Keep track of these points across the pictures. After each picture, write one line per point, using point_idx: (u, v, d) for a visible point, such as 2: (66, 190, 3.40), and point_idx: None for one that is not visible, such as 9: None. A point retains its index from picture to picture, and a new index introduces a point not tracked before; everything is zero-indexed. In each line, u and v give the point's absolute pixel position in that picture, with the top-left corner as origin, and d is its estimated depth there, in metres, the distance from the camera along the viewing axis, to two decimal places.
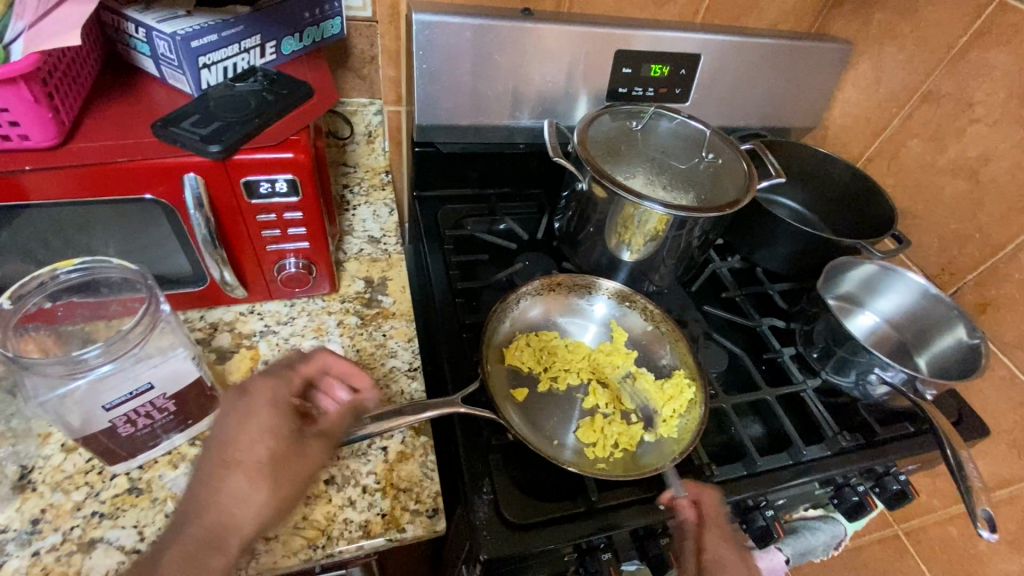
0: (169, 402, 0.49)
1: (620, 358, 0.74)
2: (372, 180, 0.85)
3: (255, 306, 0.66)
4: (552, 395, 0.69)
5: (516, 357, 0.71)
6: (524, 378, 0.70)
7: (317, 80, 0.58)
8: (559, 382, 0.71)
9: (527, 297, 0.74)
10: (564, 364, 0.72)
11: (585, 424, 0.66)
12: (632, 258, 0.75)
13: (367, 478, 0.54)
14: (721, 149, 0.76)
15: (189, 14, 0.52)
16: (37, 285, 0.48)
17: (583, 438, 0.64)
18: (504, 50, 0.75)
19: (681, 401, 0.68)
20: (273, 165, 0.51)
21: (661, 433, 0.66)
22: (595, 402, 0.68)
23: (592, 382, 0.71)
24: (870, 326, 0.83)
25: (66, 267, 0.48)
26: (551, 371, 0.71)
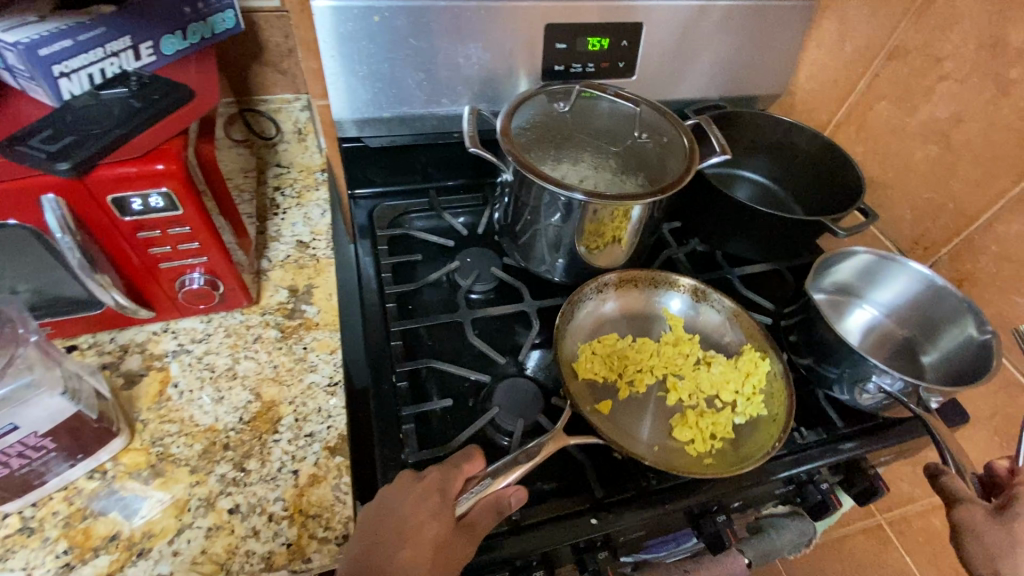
0: (45, 440, 0.46)
1: (687, 346, 0.69)
2: (306, 180, 0.79)
3: (169, 325, 0.63)
4: (634, 400, 0.65)
5: (588, 370, 0.65)
6: (603, 390, 0.65)
7: (200, 82, 0.54)
8: (637, 385, 0.66)
9: (581, 303, 0.69)
10: (637, 365, 0.67)
11: (680, 424, 0.62)
12: (589, 254, 0.68)
13: (274, 505, 0.51)
14: (660, 125, 0.70)
15: (41, 20, 0.49)
16: None
17: (681, 437, 0.61)
18: (420, 33, 0.69)
19: (760, 376, 0.65)
20: (142, 179, 0.47)
21: (749, 414, 0.64)
22: (678, 398, 0.65)
23: (669, 378, 0.67)
24: (869, 322, 0.74)
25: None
26: (626, 376, 0.66)
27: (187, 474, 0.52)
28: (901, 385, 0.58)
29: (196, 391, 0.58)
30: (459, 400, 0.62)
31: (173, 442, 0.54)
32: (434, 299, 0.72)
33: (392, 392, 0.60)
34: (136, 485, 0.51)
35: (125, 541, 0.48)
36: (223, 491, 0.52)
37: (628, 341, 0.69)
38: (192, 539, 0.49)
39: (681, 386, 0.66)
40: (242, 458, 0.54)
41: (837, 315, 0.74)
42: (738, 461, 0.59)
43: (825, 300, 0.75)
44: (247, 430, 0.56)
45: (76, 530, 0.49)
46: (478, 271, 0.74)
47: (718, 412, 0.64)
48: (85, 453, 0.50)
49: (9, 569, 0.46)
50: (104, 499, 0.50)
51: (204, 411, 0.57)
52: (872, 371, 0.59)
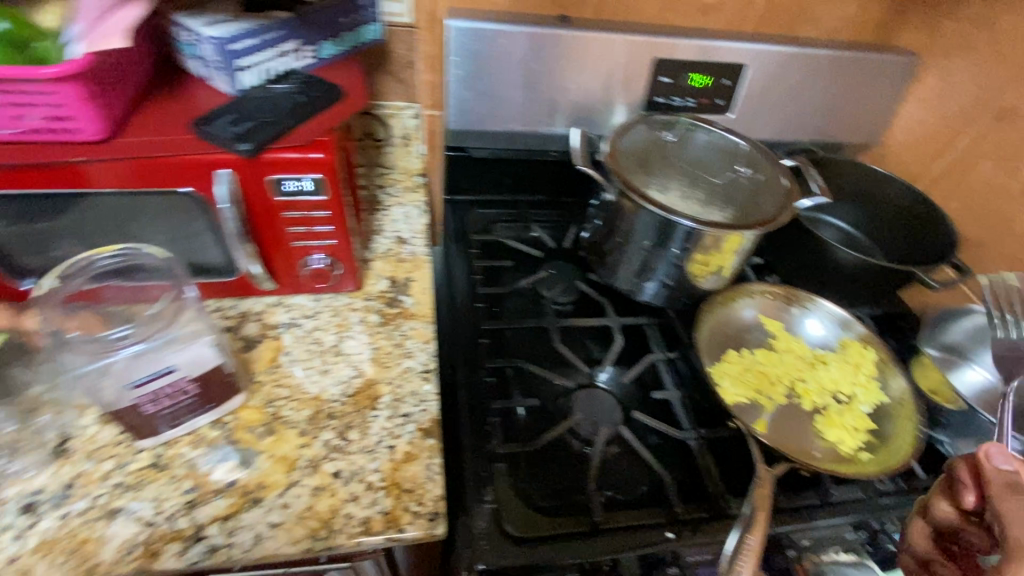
0: (193, 385, 0.51)
1: (796, 348, 0.71)
2: (406, 182, 0.86)
3: (284, 299, 0.68)
4: (778, 414, 0.65)
5: (731, 392, 0.65)
6: (749, 410, 0.64)
7: (350, 85, 0.60)
8: (774, 397, 0.66)
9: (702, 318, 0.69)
10: (771, 379, 0.67)
11: (825, 427, 0.64)
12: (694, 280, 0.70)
13: (372, 476, 0.55)
14: (758, 163, 0.73)
15: (233, 18, 0.55)
16: (80, 268, 0.52)
17: (829, 438, 0.63)
18: (539, 58, 0.74)
19: (870, 365, 0.68)
20: (301, 165, 0.52)
21: (876, 400, 0.66)
22: (812, 402, 0.66)
23: (797, 386, 0.67)
24: (981, 383, 0.70)
25: (105, 253, 0.52)
26: (765, 394, 0.66)
27: (296, 435, 0.57)
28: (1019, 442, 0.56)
29: (305, 362, 0.63)
30: (542, 403, 0.65)
31: (285, 405, 0.59)
32: (518, 307, 0.74)
33: (481, 386, 0.63)
34: (252, 439, 0.56)
35: (240, 488, 0.53)
36: (327, 455, 0.56)
37: (750, 355, 0.69)
38: (300, 495, 0.53)
39: (811, 391, 0.67)
40: (344, 428, 0.58)
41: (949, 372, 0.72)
42: (895, 448, 0.61)
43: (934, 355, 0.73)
44: (349, 403, 0.60)
45: (199, 472, 0.53)
46: (561, 282, 0.77)
47: (850, 408, 0.66)
48: (215, 403, 0.55)
49: (142, 499, 0.51)
50: (223, 448, 0.55)
51: (312, 380, 0.62)
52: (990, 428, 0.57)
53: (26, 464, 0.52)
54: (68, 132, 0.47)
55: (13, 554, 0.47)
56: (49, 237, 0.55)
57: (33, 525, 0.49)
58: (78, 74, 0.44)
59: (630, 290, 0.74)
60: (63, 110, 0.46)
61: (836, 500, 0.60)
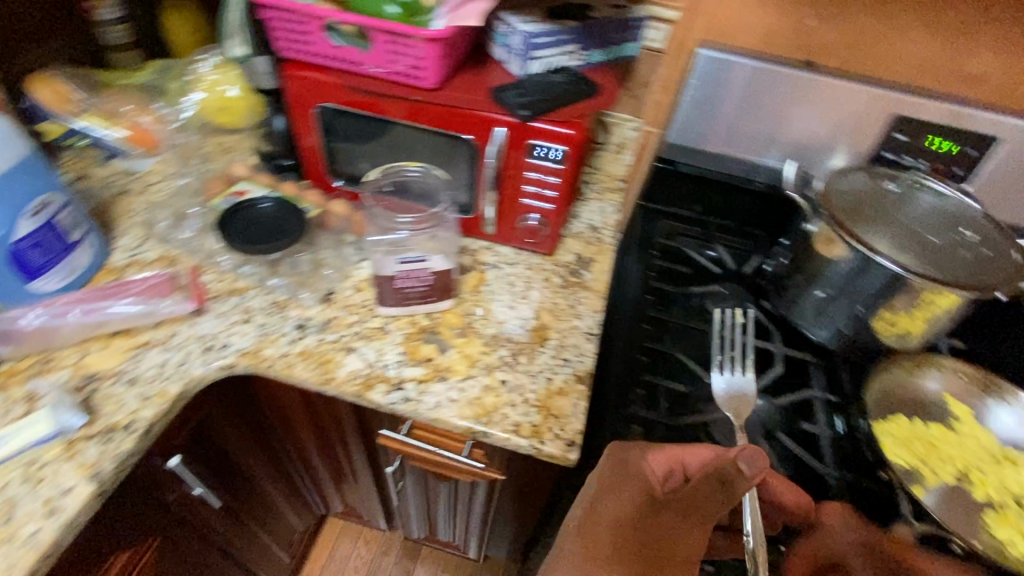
0: (430, 278, 0.69)
1: (983, 440, 0.65)
2: (608, 184, 0.97)
3: (493, 246, 0.83)
4: (939, 491, 0.61)
5: (893, 453, 0.62)
6: (907, 475, 0.62)
7: (606, 86, 0.73)
8: (940, 475, 0.62)
9: (885, 374, 0.68)
10: (939, 455, 0.63)
11: (996, 524, 0.58)
12: (885, 336, 0.69)
13: (530, 394, 0.66)
14: (988, 232, 0.68)
15: (538, 21, 0.70)
16: (395, 170, 0.76)
17: (997, 538, 0.58)
18: (776, 95, 0.80)
19: None
20: (555, 137, 0.66)
21: None
22: (987, 495, 0.61)
23: (973, 473, 0.62)
24: None
25: (413, 167, 0.74)
26: (930, 464, 0.62)
27: (482, 344, 0.70)
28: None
29: (499, 295, 0.77)
30: (687, 392, 0.69)
31: (477, 320, 0.73)
32: (683, 313, 0.78)
33: (637, 361, 0.71)
34: (449, 336, 0.71)
35: (434, 365, 0.67)
36: (500, 366, 0.68)
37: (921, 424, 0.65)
38: (473, 385, 0.65)
39: (988, 483, 0.62)
40: (517, 351, 0.70)
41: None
42: None
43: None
44: (526, 336, 0.72)
45: (410, 344, 0.69)
46: (732, 301, 0.80)
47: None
48: (433, 298, 0.71)
49: (369, 347, 0.68)
50: (429, 333, 0.70)
51: (501, 309, 0.75)
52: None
53: (305, 298, 0.71)
54: (412, 79, 0.65)
55: (288, 350, 0.66)
56: (360, 155, 0.76)
57: (300, 337, 0.68)
58: (439, 39, 0.61)
59: (803, 325, 0.74)
60: (421, 63, 0.63)
61: None
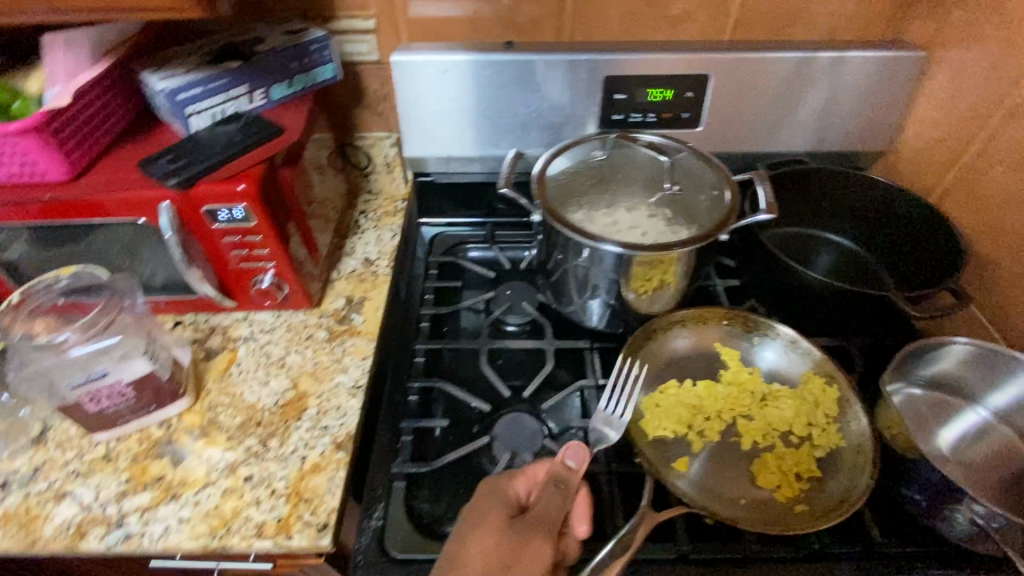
0: (129, 389, 0.59)
1: (748, 382, 0.65)
2: (387, 208, 0.90)
3: (249, 315, 0.75)
4: (708, 453, 0.60)
5: (656, 427, 0.61)
6: (674, 447, 0.60)
7: (293, 122, 0.67)
8: (708, 434, 0.61)
9: (642, 345, 0.68)
10: (704, 414, 0.62)
11: (758, 471, 0.58)
12: (640, 301, 0.67)
13: (278, 482, 0.59)
14: (697, 175, 0.70)
15: (185, 71, 0.63)
16: (44, 286, 0.63)
17: (762, 485, 0.57)
18: (485, 87, 0.77)
19: (829, 402, 0.62)
20: (226, 197, 0.59)
21: (831, 447, 0.59)
22: (753, 442, 0.60)
23: (739, 421, 0.61)
24: (974, 424, 0.63)
25: (65, 274, 0.63)
26: (696, 428, 0.61)
27: (226, 439, 0.63)
28: (1005, 523, 0.47)
29: (252, 372, 0.69)
30: (461, 415, 0.66)
31: (223, 411, 0.65)
32: (467, 321, 0.78)
33: (404, 404, 0.65)
34: (188, 440, 0.63)
35: (166, 483, 0.59)
36: (245, 460, 0.61)
37: (684, 388, 0.64)
38: (211, 494, 0.58)
39: (754, 428, 0.61)
40: (267, 436, 0.63)
41: (927, 425, 0.63)
42: (830, 504, 0.55)
43: (921, 395, 0.65)
44: (279, 413, 0.65)
45: (139, 465, 0.61)
46: (512, 303, 0.77)
47: (796, 450, 0.60)
48: (156, 406, 0.62)
49: (88, 485, 0.59)
50: (164, 445, 0.62)
51: (252, 390, 0.67)
52: (965, 494, 0.49)
53: (10, 448, 0.62)
54: (40, 175, 0.58)
55: None
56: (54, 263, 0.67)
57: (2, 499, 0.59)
58: (31, 128, 0.54)
59: (572, 312, 0.71)
60: (31, 158, 0.56)
61: (760, 555, 0.52)
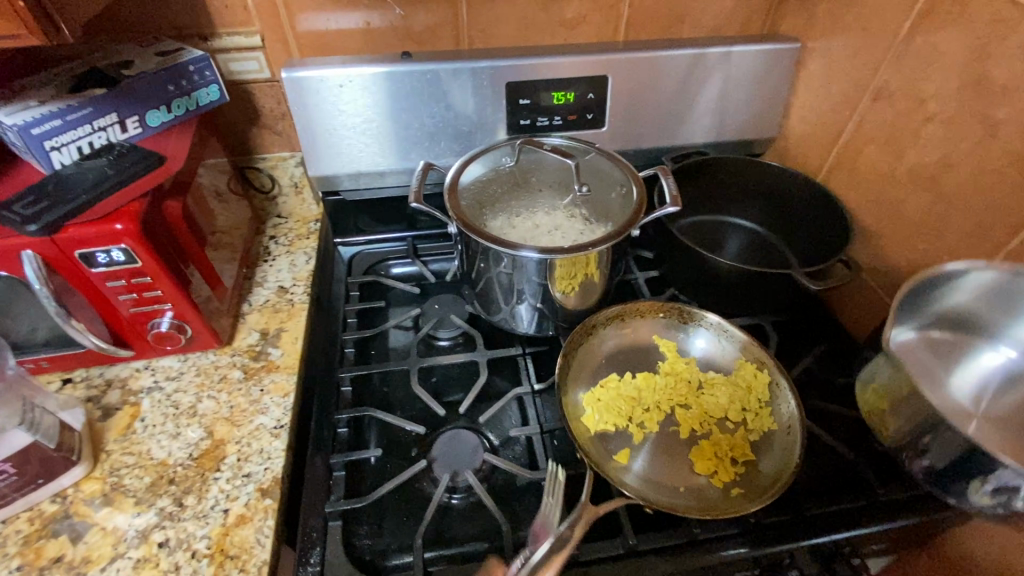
0: (6, 465, 0.52)
1: (685, 372, 0.68)
2: (299, 231, 0.85)
3: (150, 362, 0.69)
4: (649, 443, 0.63)
5: (597, 422, 0.63)
6: (615, 440, 0.63)
7: (176, 151, 0.62)
8: (648, 426, 0.64)
9: (580, 344, 0.69)
10: (643, 405, 0.65)
11: (696, 459, 0.61)
12: (563, 301, 0.67)
13: (199, 542, 0.54)
14: (604, 173, 0.71)
15: (39, 103, 0.56)
16: None
17: (701, 472, 0.60)
18: (386, 100, 0.75)
19: (762, 388, 0.65)
20: (102, 238, 0.53)
21: (763, 430, 0.63)
22: (690, 431, 0.63)
23: (676, 410, 0.65)
24: (996, 364, 0.59)
25: None
26: (637, 419, 0.64)
27: (133, 504, 0.57)
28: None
29: (159, 425, 0.63)
30: (396, 439, 0.64)
31: (127, 473, 0.59)
32: (396, 341, 0.75)
33: (332, 437, 0.62)
34: (89, 512, 0.56)
35: (65, 564, 0.52)
36: (159, 524, 0.55)
37: (625, 379, 0.67)
38: (121, 569, 0.52)
39: (690, 417, 0.64)
40: (182, 493, 0.58)
41: (934, 367, 0.61)
42: (763, 485, 0.58)
43: (929, 339, 0.62)
44: (193, 466, 0.60)
45: (29, 549, 0.53)
46: (441, 317, 0.75)
47: (732, 435, 0.63)
48: (44, 479, 0.55)
49: None
50: (59, 522, 0.55)
51: (161, 445, 0.62)
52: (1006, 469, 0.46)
53: None
54: None
55: None
56: None
57: None
58: None
59: (499, 319, 0.71)
60: None
61: (701, 537, 0.54)
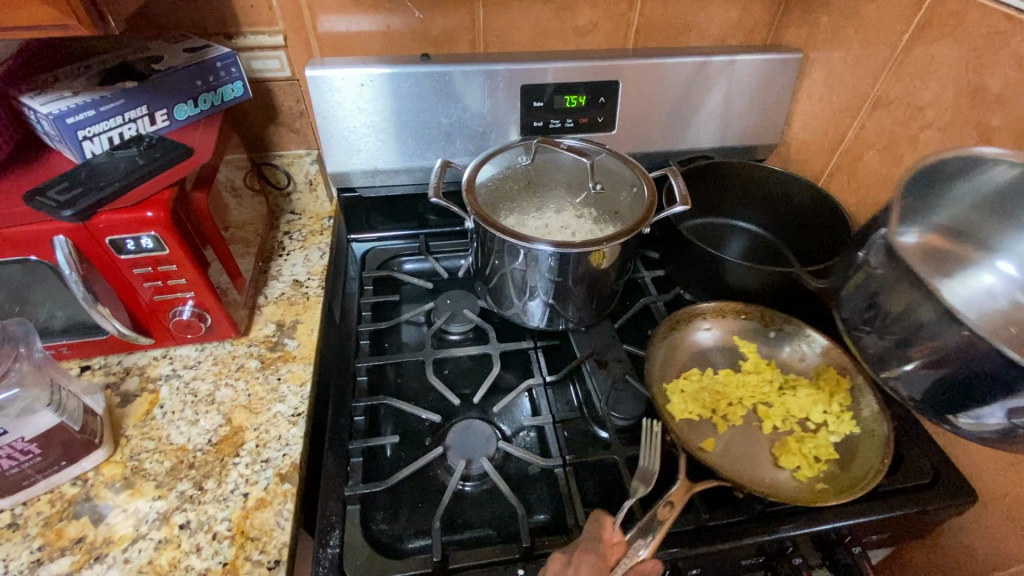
0: (33, 445, 0.53)
1: (767, 372, 0.71)
2: (313, 226, 0.87)
3: (169, 351, 0.70)
4: (731, 434, 0.65)
5: (682, 408, 0.66)
6: (699, 426, 0.65)
7: (203, 144, 0.64)
8: (731, 419, 0.66)
9: (662, 338, 0.72)
10: (728, 400, 0.68)
11: (781, 453, 0.63)
12: (575, 296, 0.69)
13: (220, 525, 0.55)
14: (615, 173, 0.74)
15: (74, 94, 0.58)
16: None
17: (785, 465, 0.62)
18: (404, 99, 0.77)
19: (844, 394, 0.67)
20: (134, 225, 0.55)
21: (846, 432, 0.64)
22: (774, 426, 0.66)
23: (759, 407, 0.67)
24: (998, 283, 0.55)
25: None
26: (720, 411, 0.66)
27: (153, 487, 0.58)
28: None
29: (178, 411, 0.64)
30: (412, 427, 0.65)
31: (147, 458, 0.60)
32: (409, 335, 0.77)
33: (348, 424, 0.64)
34: (110, 495, 0.57)
35: (87, 544, 0.53)
36: (180, 506, 0.56)
37: (710, 375, 0.70)
38: (143, 549, 0.53)
39: (773, 413, 0.67)
40: (201, 477, 0.59)
41: (932, 270, 0.58)
42: (848, 480, 0.59)
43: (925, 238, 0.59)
44: (212, 452, 0.61)
45: (51, 529, 0.54)
46: (454, 311, 0.77)
47: (815, 435, 0.65)
48: (66, 462, 0.56)
49: None
50: (80, 504, 0.56)
51: (180, 431, 0.63)
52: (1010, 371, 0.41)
53: None
54: None
55: None
56: None
57: None
58: None
59: (511, 314, 0.73)
60: None
61: (709, 523, 0.57)
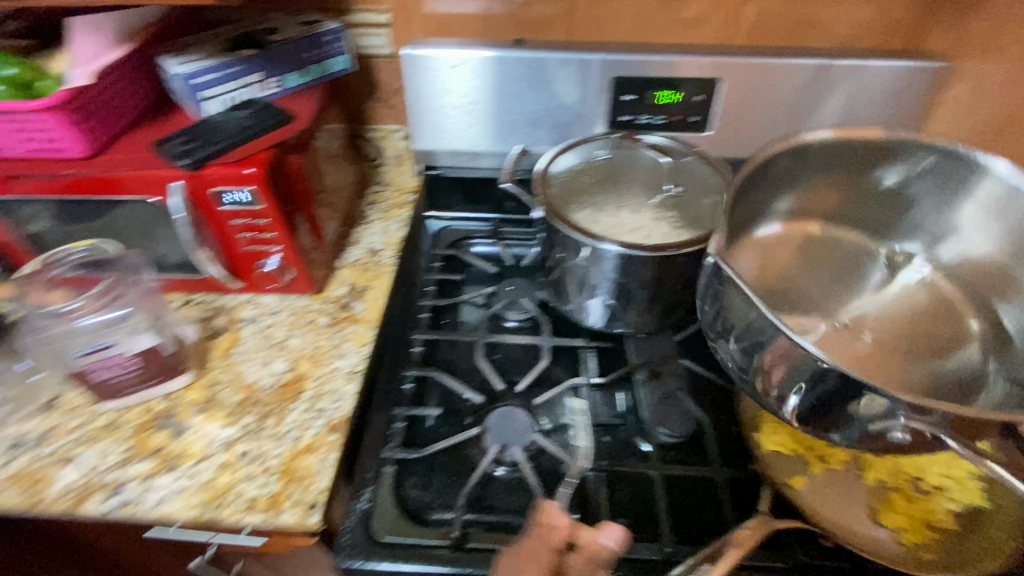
0: (134, 360, 0.61)
1: None
2: (395, 199, 0.92)
3: (255, 297, 0.77)
4: (828, 478, 0.59)
5: (774, 442, 0.61)
6: (794, 463, 0.59)
7: (305, 112, 0.69)
8: (831, 461, 0.60)
9: None
10: (829, 441, 0.61)
11: (885, 511, 0.56)
12: (637, 300, 0.67)
13: (272, 460, 0.60)
14: (698, 178, 0.70)
15: (202, 57, 0.65)
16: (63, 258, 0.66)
17: (887, 523, 0.56)
18: (493, 83, 0.78)
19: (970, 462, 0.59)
20: (236, 180, 0.61)
21: (966, 501, 0.57)
22: (878, 478, 0.59)
23: (864, 455, 0.60)
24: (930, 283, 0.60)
25: (77, 249, 0.66)
26: (817, 451, 0.60)
27: (223, 415, 0.64)
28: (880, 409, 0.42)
29: (254, 352, 0.71)
30: (453, 405, 0.67)
31: (222, 389, 0.67)
32: (468, 315, 0.79)
33: (396, 392, 0.67)
34: (188, 415, 0.65)
35: (165, 454, 0.61)
36: (241, 436, 0.62)
37: None
38: (207, 468, 0.60)
39: (880, 465, 0.60)
40: (263, 414, 0.64)
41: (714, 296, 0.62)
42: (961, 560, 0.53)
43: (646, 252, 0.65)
44: (276, 393, 0.67)
45: (139, 435, 0.63)
46: (512, 299, 0.77)
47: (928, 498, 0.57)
48: (159, 380, 0.65)
49: (93, 451, 0.61)
50: (164, 419, 0.64)
51: (253, 370, 0.69)
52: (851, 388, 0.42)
53: (25, 412, 0.65)
54: (61, 150, 0.61)
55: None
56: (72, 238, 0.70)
57: (15, 459, 0.61)
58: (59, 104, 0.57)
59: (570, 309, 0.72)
60: (56, 134, 0.59)
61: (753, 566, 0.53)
